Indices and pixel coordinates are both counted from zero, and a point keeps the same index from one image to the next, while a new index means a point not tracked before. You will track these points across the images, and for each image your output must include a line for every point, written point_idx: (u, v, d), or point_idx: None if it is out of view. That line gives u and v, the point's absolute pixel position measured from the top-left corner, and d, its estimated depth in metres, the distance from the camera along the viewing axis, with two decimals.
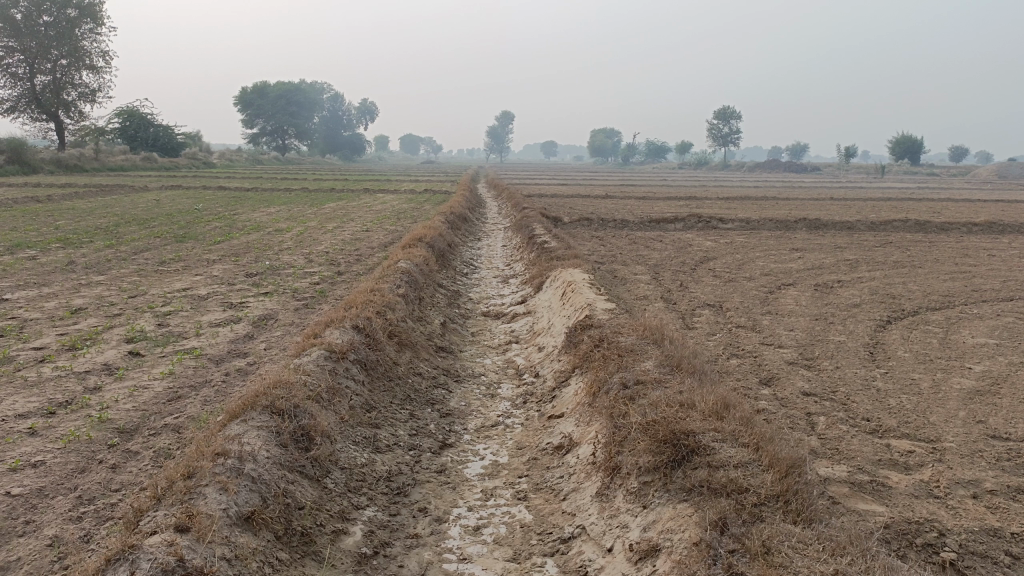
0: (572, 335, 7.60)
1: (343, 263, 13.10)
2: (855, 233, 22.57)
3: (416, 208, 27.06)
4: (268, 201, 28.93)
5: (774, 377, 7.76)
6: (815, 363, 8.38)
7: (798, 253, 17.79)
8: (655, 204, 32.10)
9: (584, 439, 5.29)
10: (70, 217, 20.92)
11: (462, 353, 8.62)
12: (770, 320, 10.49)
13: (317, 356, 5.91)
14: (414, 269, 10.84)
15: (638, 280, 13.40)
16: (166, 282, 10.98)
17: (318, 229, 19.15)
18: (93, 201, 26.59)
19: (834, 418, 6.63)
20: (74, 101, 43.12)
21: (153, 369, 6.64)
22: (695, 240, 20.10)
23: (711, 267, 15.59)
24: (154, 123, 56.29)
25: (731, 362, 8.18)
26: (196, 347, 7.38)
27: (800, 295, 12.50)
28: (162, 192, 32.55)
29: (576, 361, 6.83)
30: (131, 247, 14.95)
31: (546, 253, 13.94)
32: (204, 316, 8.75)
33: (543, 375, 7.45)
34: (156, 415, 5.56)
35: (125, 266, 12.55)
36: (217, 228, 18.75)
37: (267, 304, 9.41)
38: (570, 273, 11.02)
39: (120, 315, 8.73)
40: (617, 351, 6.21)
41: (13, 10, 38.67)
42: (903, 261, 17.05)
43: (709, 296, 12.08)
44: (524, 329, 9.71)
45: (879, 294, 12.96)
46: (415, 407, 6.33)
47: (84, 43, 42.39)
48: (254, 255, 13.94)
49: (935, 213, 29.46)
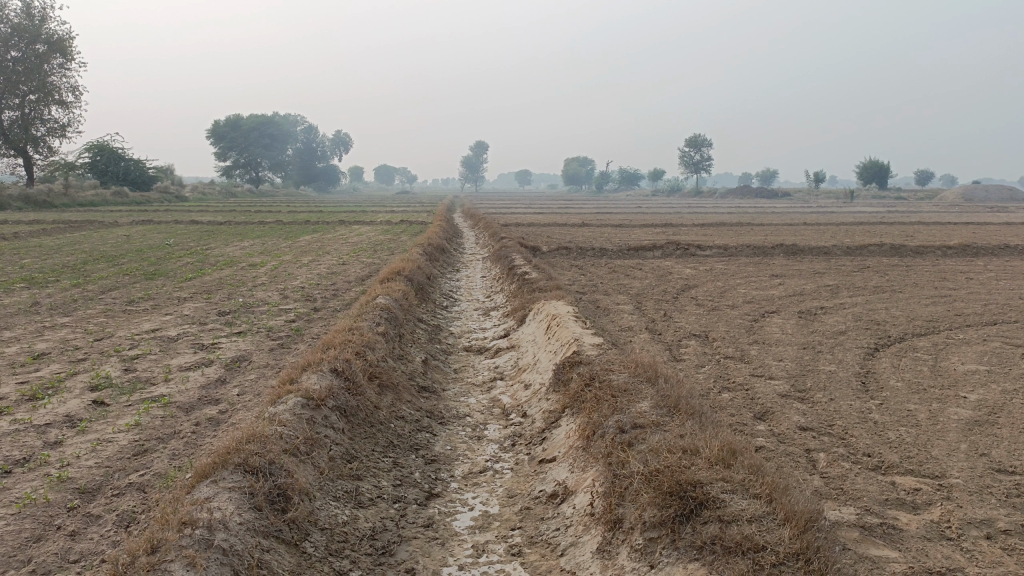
0: (560, 372, 7.31)
1: (320, 299, 12.76)
2: (833, 258, 22.61)
3: (392, 239, 26.78)
4: (242, 235, 28.47)
5: (768, 411, 7.52)
6: (808, 395, 8.16)
7: (779, 279, 17.73)
8: (632, 231, 32.11)
9: (580, 488, 4.99)
10: (36, 255, 20.38)
11: (445, 393, 8.29)
12: (758, 349, 10.29)
13: (294, 404, 5.57)
14: (394, 304, 10.52)
15: (621, 311, 13.19)
16: (134, 323, 10.57)
17: (293, 263, 18.79)
18: (61, 238, 26.00)
19: (834, 455, 6.39)
20: (43, 136, 42.47)
21: (118, 421, 6.24)
22: (675, 268, 19.99)
23: (693, 295, 15.43)
24: (125, 157, 55.64)
25: (723, 396, 7.94)
26: (165, 394, 7.00)
27: (785, 323, 12.34)
28: (133, 227, 31.98)
29: (566, 401, 6.54)
30: (98, 285, 14.49)
31: (527, 285, 13.69)
32: (173, 359, 8.36)
33: (531, 415, 7.15)
34: (120, 472, 5.17)
35: (92, 306, 12.12)
36: (188, 264, 18.32)
37: (240, 345, 9.04)
38: (553, 305, 10.77)
39: (84, 360, 8.31)
40: (610, 390, 5.94)
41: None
42: (883, 286, 17.04)
43: (694, 326, 11.88)
44: (508, 365, 9.40)
45: (864, 320, 12.84)
46: (398, 454, 6.00)
47: (54, 78, 41.92)
48: (226, 292, 13.55)
49: (909, 237, 29.74)
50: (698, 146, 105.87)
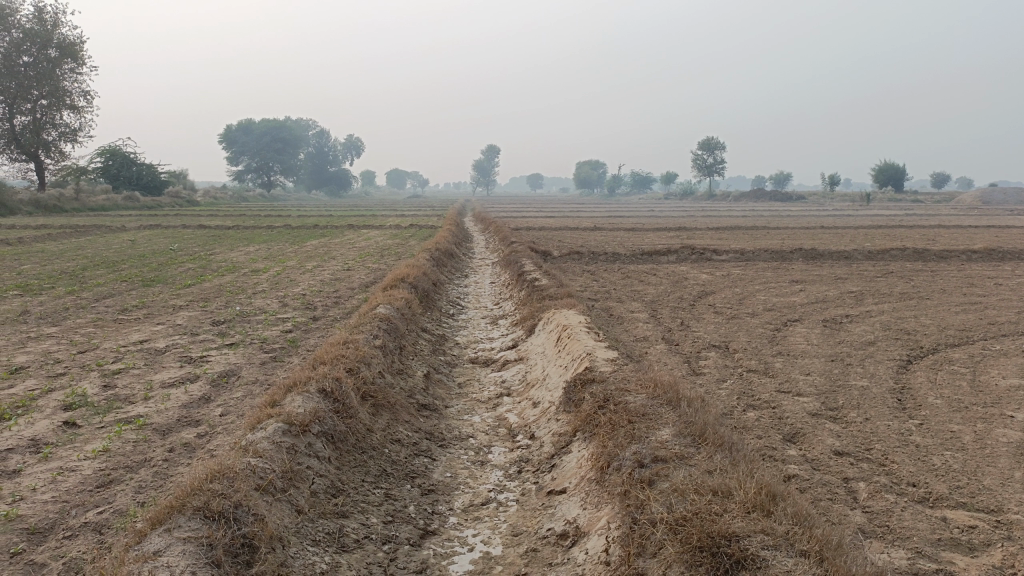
0: (571, 392, 6.70)
1: (320, 307, 12.23)
2: (854, 263, 21.87)
3: (400, 244, 26.27)
4: (248, 240, 27.95)
5: (798, 433, 6.90)
6: (841, 414, 7.53)
7: (799, 285, 17.08)
8: (645, 235, 31.37)
9: (593, 529, 4.38)
10: (36, 260, 19.95)
11: (448, 410, 7.70)
12: (783, 362, 9.64)
13: (273, 430, 4.99)
14: (395, 314, 9.95)
15: (635, 319, 12.57)
16: (122, 334, 10.02)
17: (297, 269, 18.27)
18: (66, 243, 25.59)
19: (876, 485, 5.76)
20: (54, 141, 42.29)
21: (86, 446, 5.67)
22: (691, 273, 19.35)
23: (710, 302, 14.81)
24: (137, 162, 55.54)
25: (748, 416, 7.32)
26: (141, 415, 6.43)
27: (810, 333, 11.67)
28: (140, 232, 31.62)
29: (577, 424, 5.92)
30: (94, 293, 13.99)
31: (537, 292, 13.08)
32: (157, 374, 7.80)
33: (540, 438, 6.54)
34: (77, 508, 4.58)
35: (82, 315, 11.60)
36: (189, 270, 17.83)
37: (230, 358, 8.47)
38: (564, 314, 10.16)
39: (63, 375, 7.77)
40: (628, 413, 5.33)
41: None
42: (909, 293, 16.32)
43: (713, 336, 11.24)
44: (516, 379, 8.81)
45: (893, 330, 12.16)
46: (392, 483, 5.40)
47: (65, 83, 41.74)
48: (224, 300, 13.01)
49: (930, 241, 28.94)
50: (710, 149, 104.77)
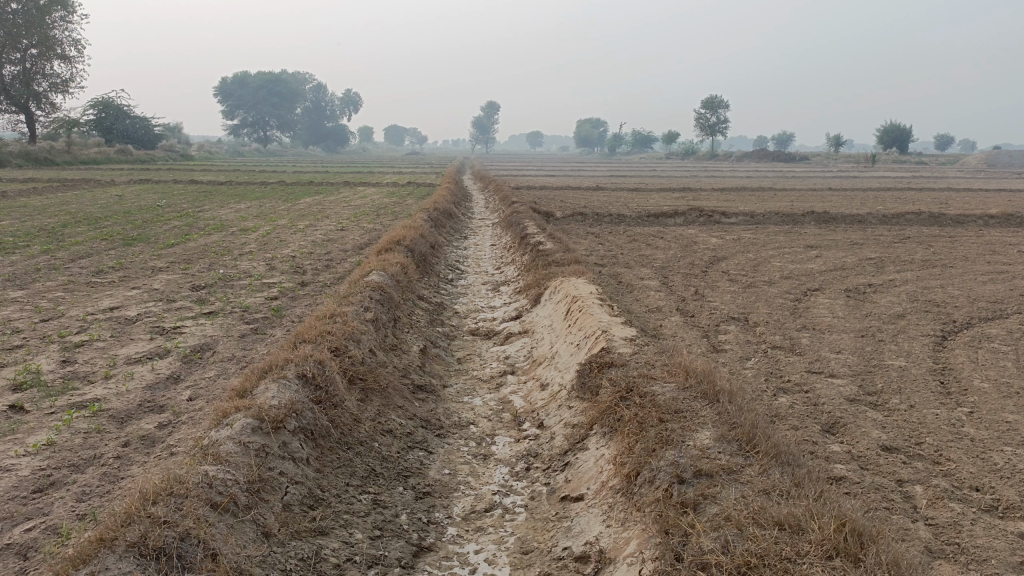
0: (586, 377, 5.93)
1: (309, 272, 11.43)
2: (869, 227, 21.01)
3: (397, 202, 25.34)
4: (240, 197, 27.06)
5: (837, 424, 6.20)
6: (881, 400, 6.80)
7: (815, 251, 16.28)
8: (649, 196, 30.49)
9: (619, 555, 3.65)
10: (19, 216, 19.06)
11: (446, 392, 6.95)
12: (809, 337, 8.86)
13: (239, 427, 4.21)
14: (388, 281, 9.13)
15: (646, 287, 11.76)
16: (93, 299, 9.19)
17: (288, 228, 17.39)
18: (50, 198, 24.60)
19: (936, 490, 5.04)
20: (44, 92, 40.93)
21: (27, 439, 4.90)
22: (700, 237, 18.50)
23: (724, 269, 13.99)
24: (130, 115, 54.39)
25: (779, 402, 6.57)
26: (97, 399, 5.65)
27: (834, 304, 10.88)
28: (129, 187, 30.62)
29: (595, 417, 5.18)
30: (70, 252, 13.15)
31: (541, 257, 12.25)
32: (123, 348, 7.00)
33: (550, 428, 5.79)
34: (3, 522, 3.83)
35: (53, 277, 10.74)
36: (175, 228, 16.95)
37: (206, 329, 7.69)
38: (572, 283, 9.36)
39: (18, 349, 6.96)
40: (658, 408, 4.56)
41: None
42: (932, 260, 15.50)
43: (730, 307, 10.44)
44: (520, 356, 8.04)
45: (921, 301, 11.37)
46: (381, 486, 4.65)
47: (54, 31, 40.31)
48: (207, 262, 12.18)
49: (943, 205, 28.03)
50: (713, 108, 102.64)
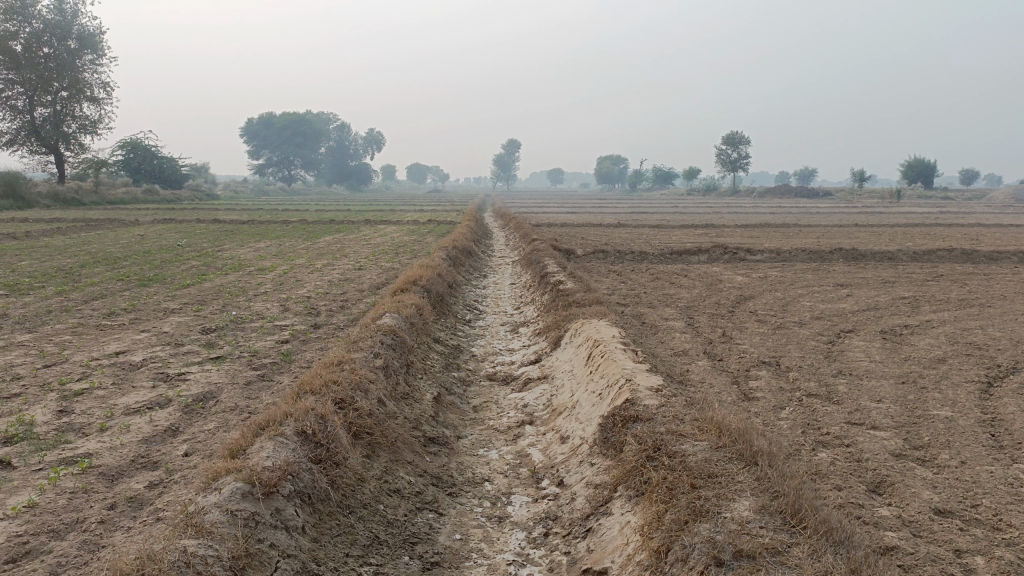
0: (609, 431, 5.51)
1: (324, 313, 11.14)
2: (900, 265, 20.44)
3: (416, 240, 25.20)
4: (260, 236, 27.05)
5: (884, 483, 5.71)
6: (930, 456, 6.29)
7: (845, 289, 15.78)
8: (671, 233, 30.12)
9: None
10: (39, 256, 19.05)
11: (460, 444, 6.55)
12: (846, 384, 8.36)
13: (228, 493, 3.85)
14: (402, 324, 8.79)
15: (671, 329, 11.32)
16: (99, 344, 8.92)
17: (306, 267, 17.20)
18: (73, 238, 24.72)
19: (1000, 562, 4.53)
20: (73, 133, 41.54)
21: (8, 500, 4.54)
22: (725, 275, 18.06)
23: (751, 309, 13.53)
24: (158, 155, 55.28)
25: (819, 458, 6.09)
26: (89, 455, 5.30)
27: (869, 347, 10.38)
28: (152, 226, 30.76)
29: (619, 477, 4.76)
30: (84, 293, 12.98)
31: (561, 297, 11.88)
32: (122, 397, 6.68)
33: (571, 487, 5.36)
34: None
35: (63, 319, 10.53)
36: (192, 268, 16.80)
37: (211, 375, 7.37)
38: (594, 325, 8.96)
39: (14, 397, 6.65)
40: (690, 472, 4.12)
41: (13, 41, 37.17)
42: (968, 299, 14.93)
43: (760, 350, 9.97)
44: (539, 404, 7.62)
45: (962, 344, 10.81)
46: (384, 556, 4.23)
47: (85, 74, 41.19)
48: (220, 303, 11.92)
49: (975, 241, 27.37)
50: (735, 145, 102.38)
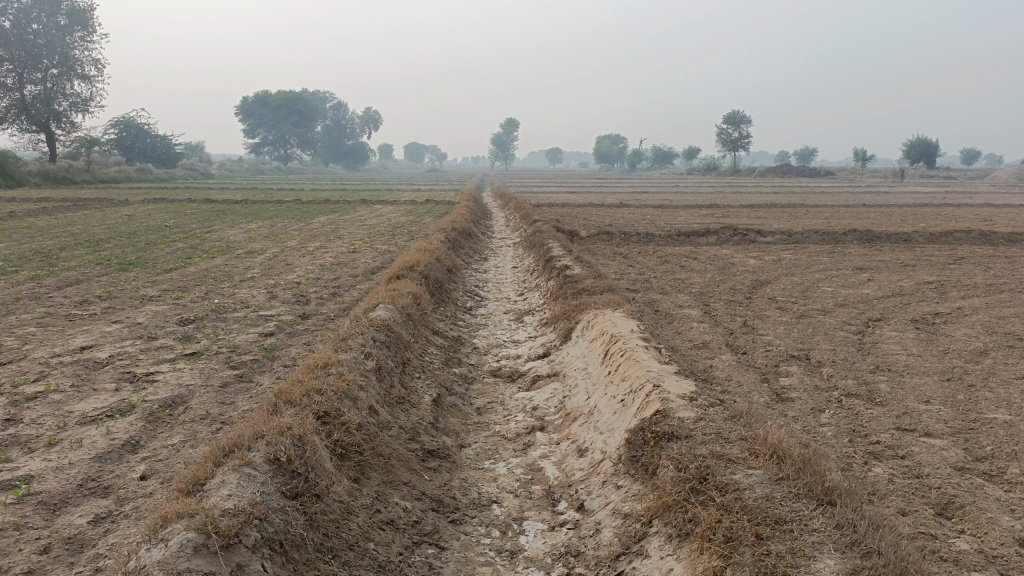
0: (638, 449, 4.74)
1: (314, 301, 10.34)
2: (917, 246, 19.61)
3: (414, 222, 24.33)
4: (253, 215, 26.21)
5: (953, 505, 4.93)
6: (997, 470, 5.52)
7: (865, 274, 14.96)
8: (675, 213, 29.29)
9: None
10: (18, 238, 18.20)
11: (463, 455, 5.76)
12: (887, 382, 7.58)
13: (177, 546, 3.09)
14: (396, 316, 7.97)
15: (687, 318, 10.51)
16: (65, 337, 8.09)
17: (298, 250, 16.38)
18: (58, 219, 23.78)
19: None
20: (64, 111, 40.23)
21: None
22: (736, 258, 17.24)
23: (770, 294, 12.74)
24: (150, 134, 54.19)
25: (874, 474, 5.32)
26: (29, 478, 4.50)
27: (903, 338, 9.56)
28: (141, 206, 29.81)
29: (654, 509, 4.00)
30: (60, 278, 12.15)
31: (569, 283, 11.08)
32: (80, 403, 5.88)
33: (594, 515, 4.59)
34: None
35: (31, 308, 9.69)
36: (177, 251, 15.95)
37: (185, 375, 6.58)
38: (609, 316, 8.16)
39: None
40: (751, 516, 3.38)
41: None
42: (996, 284, 14.12)
43: (786, 342, 9.18)
44: (550, 406, 6.85)
45: (1000, 334, 10.02)
46: None
47: (75, 51, 39.97)
48: (203, 290, 11.10)
49: (988, 221, 26.53)
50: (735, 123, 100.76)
